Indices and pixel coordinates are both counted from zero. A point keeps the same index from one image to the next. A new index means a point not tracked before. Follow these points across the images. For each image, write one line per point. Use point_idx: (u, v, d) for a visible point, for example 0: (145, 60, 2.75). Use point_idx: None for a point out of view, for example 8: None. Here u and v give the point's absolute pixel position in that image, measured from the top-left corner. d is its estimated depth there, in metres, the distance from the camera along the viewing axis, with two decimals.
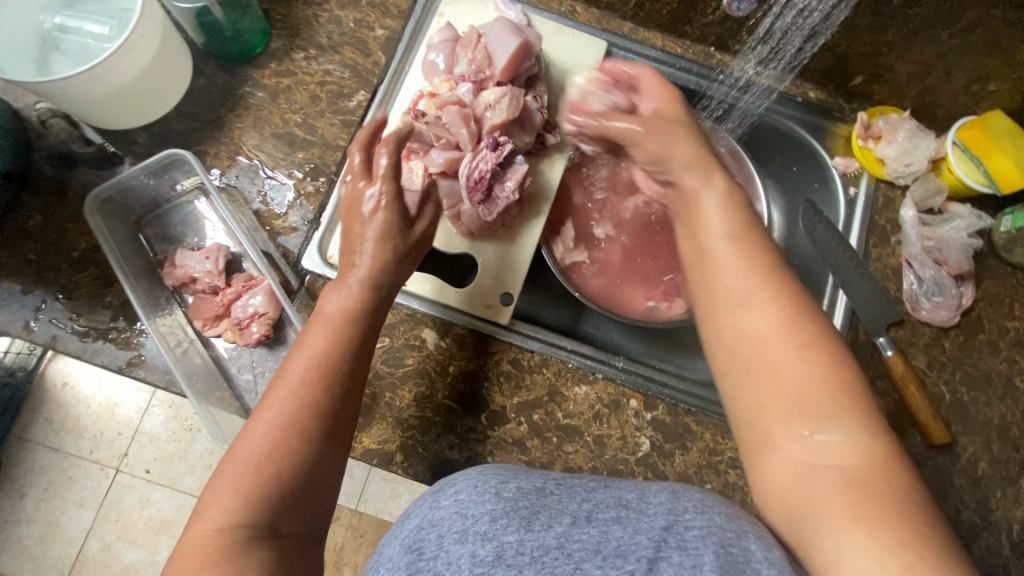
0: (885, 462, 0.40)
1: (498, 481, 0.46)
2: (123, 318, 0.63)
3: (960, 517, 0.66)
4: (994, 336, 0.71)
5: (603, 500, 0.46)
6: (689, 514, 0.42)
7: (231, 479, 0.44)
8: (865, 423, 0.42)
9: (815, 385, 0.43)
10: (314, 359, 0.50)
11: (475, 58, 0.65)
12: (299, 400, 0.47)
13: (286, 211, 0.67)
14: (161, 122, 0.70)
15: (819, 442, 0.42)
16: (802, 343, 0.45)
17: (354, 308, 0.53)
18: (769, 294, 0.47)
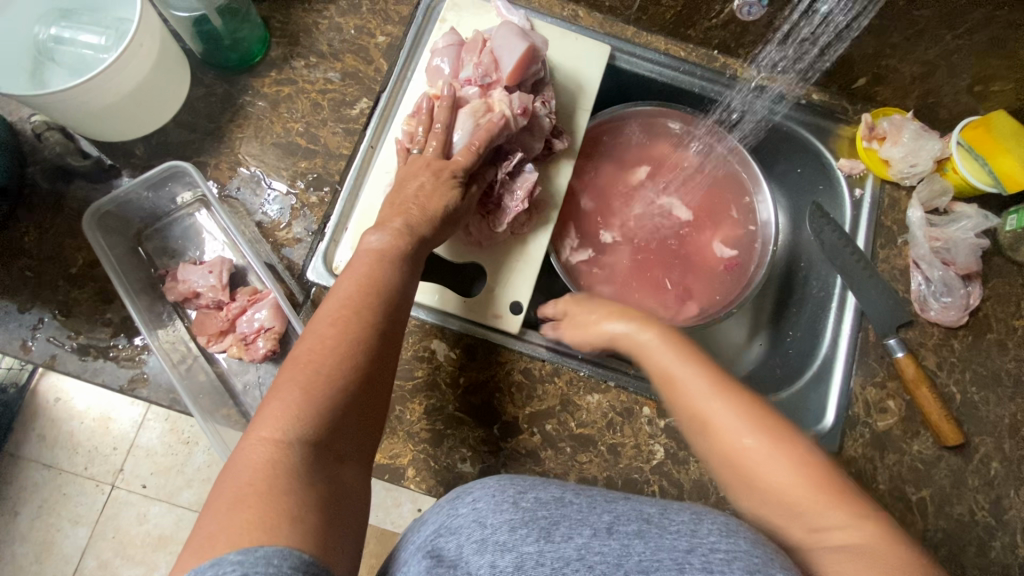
0: (891, 541, 0.43)
1: (516, 491, 0.45)
2: (124, 335, 0.62)
3: (974, 517, 0.66)
4: (1002, 335, 0.72)
5: (624, 512, 0.45)
6: (712, 536, 0.41)
7: (297, 391, 0.42)
8: (853, 508, 0.45)
9: (794, 488, 0.46)
10: (366, 283, 0.49)
11: (481, 63, 0.64)
12: (359, 319, 0.47)
13: (289, 222, 0.66)
14: (158, 133, 0.68)
15: (827, 535, 0.44)
16: (768, 449, 0.48)
17: (401, 248, 0.53)
18: (727, 411, 0.51)
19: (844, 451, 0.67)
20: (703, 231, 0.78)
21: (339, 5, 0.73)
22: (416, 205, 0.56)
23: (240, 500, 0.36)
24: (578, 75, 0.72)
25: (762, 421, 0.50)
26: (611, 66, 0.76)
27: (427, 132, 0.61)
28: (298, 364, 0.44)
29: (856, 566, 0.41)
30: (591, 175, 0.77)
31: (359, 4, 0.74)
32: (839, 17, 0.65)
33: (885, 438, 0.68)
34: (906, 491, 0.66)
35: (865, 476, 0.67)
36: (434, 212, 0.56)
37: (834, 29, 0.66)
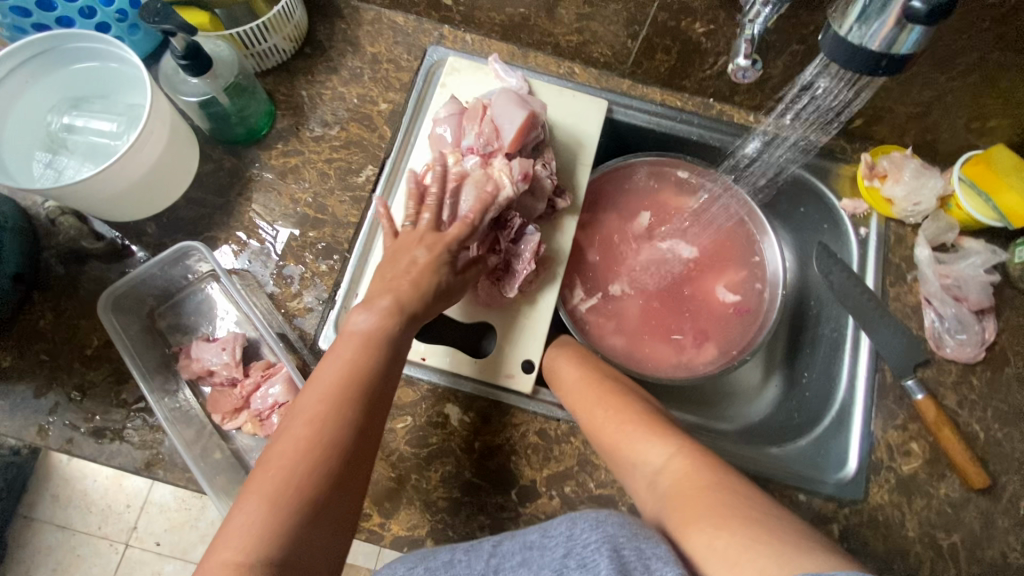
0: (704, 465, 0.47)
1: (405, 567, 0.48)
2: (139, 415, 0.62)
3: (1009, 561, 0.65)
4: (1021, 369, 0.71)
5: (509, 549, 0.47)
6: (586, 533, 0.43)
7: (259, 511, 0.41)
8: (675, 444, 0.50)
9: (629, 438, 0.53)
10: (345, 377, 0.48)
11: (482, 131, 0.65)
12: (333, 421, 0.46)
13: (300, 292, 0.67)
14: (169, 211, 0.69)
15: (657, 472, 0.49)
16: (612, 413, 0.56)
17: (388, 330, 0.52)
18: (579, 391, 0.60)
19: (870, 498, 0.66)
20: (711, 276, 0.78)
21: (341, 74, 0.75)
22: (409, 280, 0.55)
23: None
24: (578, 132, 0.74)
25: (605, 394, 0.58)
26: (609, 119, 0.77)
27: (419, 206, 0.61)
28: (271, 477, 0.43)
29: (672, 498, 0.45)
30: (597, 225, 0.78)
31: (361, 73, 0.76)
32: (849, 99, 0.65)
33: (911, 482, 0.67)
34: (936, 537, 0.65)
35: (893, 523, 0.65)
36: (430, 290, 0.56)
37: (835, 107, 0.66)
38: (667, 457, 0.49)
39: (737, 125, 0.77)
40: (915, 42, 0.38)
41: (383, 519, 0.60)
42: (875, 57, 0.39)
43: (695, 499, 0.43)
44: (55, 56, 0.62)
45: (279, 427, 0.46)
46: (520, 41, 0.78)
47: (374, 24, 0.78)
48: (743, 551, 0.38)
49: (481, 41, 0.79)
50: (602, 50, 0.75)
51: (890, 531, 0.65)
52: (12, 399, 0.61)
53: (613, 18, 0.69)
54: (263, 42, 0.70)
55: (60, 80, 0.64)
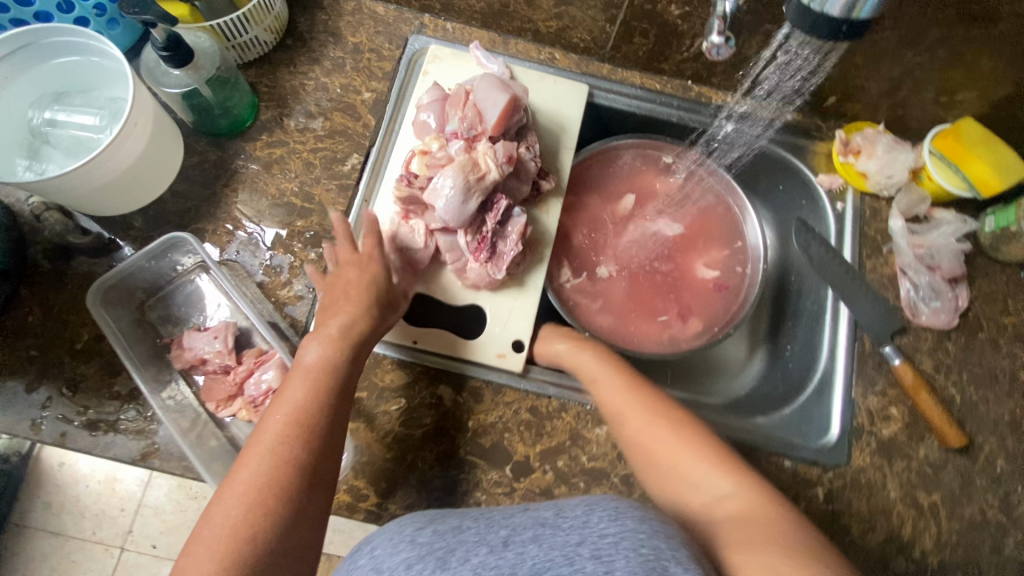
0: (768, 499, 0.49)
1: (414, 530, 0.51)
2: (133, 406, 0.62)
3: (985, 516, 0.67)
4: (993, 333, 0.74)
5: (521, 523, 0.50)
6: (603, 523, 0.46)
7: (206, 547, 0.44)
8: (736, 476, 0.52)
9: (691, 465, 0.55)
10: (293, 415, 0.51)
11: (465, 116, 0.66)
12: (279, 459, 0.48)
13: (290, 281, 0.67)
14: (155, 204, 0.70)
15: (716, 499, 0.51)
16: (668, 434, 0.57)
17: (336, 360, 0.55)
18: (630, 407, 0.61)
19: (853, 462, 0.68)
20: (694, 254, 0.80)
21: (324, 65, 0.76)
22: (350, 298, 0.59)
23: None
24: (560, 116, 0.75)
25: (658, 416, 0.59)
26: (591, 103, 0.79)
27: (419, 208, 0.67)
28: (218, 516, 0.46)
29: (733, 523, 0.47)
30: (582, 208, 0.79)
31: (344, 63, 0.76)
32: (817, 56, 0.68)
33: (891, 445, 0.69)
34: (917, 496, 0.67)
35: (876, 485, 0.67)
36: (374, 296, 0.60)
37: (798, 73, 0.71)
38: (730, 488, 0.51)
39: (715, 106, 0.79)
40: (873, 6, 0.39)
41: (381, 499, 0.61)
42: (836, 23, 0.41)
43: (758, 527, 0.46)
44: (32, 52, 0.61)
45: (233, 468, 0.49)
46: (500, 29, 0.79)
47: (355, 15, 0.78)
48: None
49: (462, 29, 0.80)
50: (581, 35, 0.76)
51: (872, 493, 0.67)
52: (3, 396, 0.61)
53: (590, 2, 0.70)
54: (245, 34, 0.71)
55: (39, 75, 0.63)
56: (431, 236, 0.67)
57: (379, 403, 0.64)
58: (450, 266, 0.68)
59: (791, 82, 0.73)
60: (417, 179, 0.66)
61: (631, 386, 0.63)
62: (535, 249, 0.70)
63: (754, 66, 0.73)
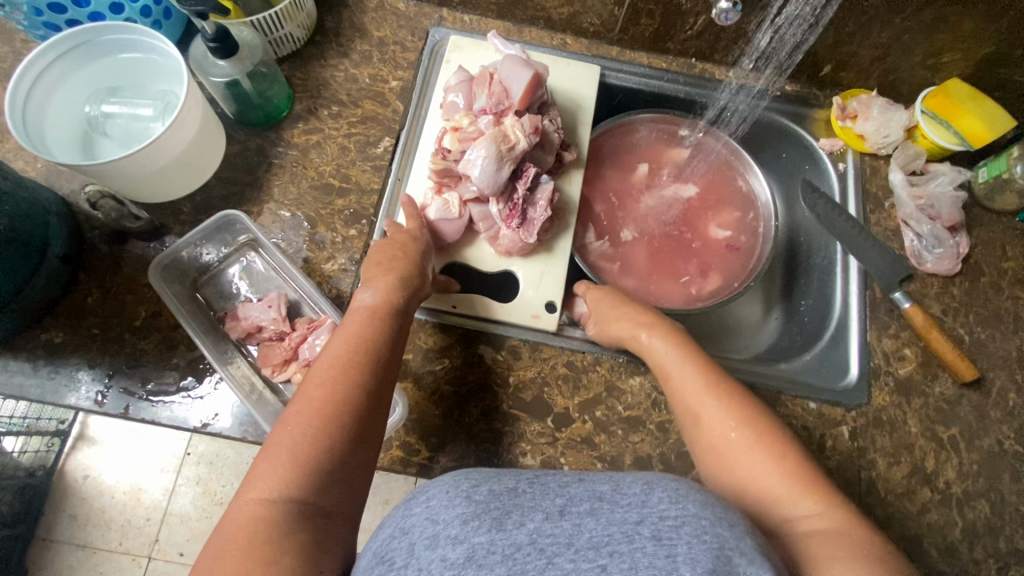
0: (859, 529, 0.49)
1: (469, 485, 0.45)
2: (192, 376, 0.65)
3: (1002, 446, 0.71)
4: (994, 277, 0.78)
5: (576, 494, 0.45)
6: (663, 504, 0.41)
7: (283, 453, 0.48)
8: (824, 497, 0.52)
9: (775, 480, 0.53)
10: (355, 344, 0.56)
11: (492, 93, 0.71)
12: (349, 380, 0.53)
13: (333, 255, 0.71)
14: (202, 191, 0.74)
15: (803, 516, 0.51)
16: (751, 442, 0.56)
17: (392, 303, 0.60)
18: (715, 410, 0.58)
19: (873, 401, 0.72)
20: (708, 219, 0.85)
21: (352, 58, 0.81)
22: (403, 253, 0.64)
23: (228, 554, 0.42)
24: (576, 95, 0.80)
25: (747, 423, 0.57)
26: (603, 83, 0.84)
27: (452, 180, 0.72)
28: (293, 428, 0.49)
29: (824, 543, 0.48)
30: (600, 181, 0.84)
31: (371, 56, 0.82)
32: (804, 22, 0.74)
33: (908, 384, 0.73)
34: (936, 430, 0.71)
35: (896, 421, 0.71)
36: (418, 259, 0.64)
37: (789, 41, 0.78)
38: (818, 506, 0.51)
39: (718, 80, 0.84)
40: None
41: (432, 453, 0.64)
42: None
43: (854, 555, 0.46)
44: (89, 49, 0.66)
45: (298, 390, 0.53)
46: (514, 18, 0.85)
47: (378, 11, 0.84)
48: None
49: (478, 20, 0.85)
50: (591, 19, 0.82)
51: (894, 429, 0.71)
52: (67, 372, 0.65)
53: None
54: (280, 30, 0.76)
55: (95, 72, 0.68)
56: (465, 206, 0.71)
57: (424, 363, 0.68)
58: (483, 234, 0.72)
59: (782, 49, 0.79)
60: (451, 153, 0.71)
61: (719, 392, 0.59)
62: (562, 216, 0.75)
63: (750, 37, 0.78)
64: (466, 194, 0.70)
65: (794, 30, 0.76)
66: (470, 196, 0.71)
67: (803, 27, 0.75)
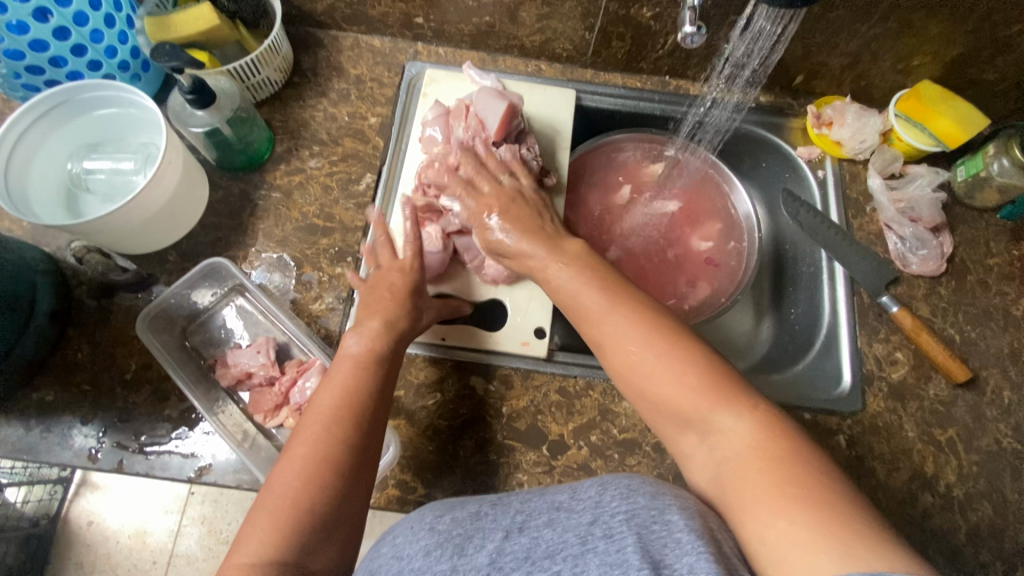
0: (766, 427, 0.49)
1: (433, 517, 0.51)
2: (184, 426, 0.65)
3: (1001, 445, 0.71)
4: (981, 274, 0.79)
5: (537, 507, 0.51)
6: (615, 502, 0.47)
7: (268, 516, 0.49)
8: (734, 402, 0.51)
9: (682, 398, 0.52)
10: (341, 396, 0.55)
11: (469, 125, 0.72)
12: (334, 437, 0.53)
13: (320, 294, 0.71)
14: (188, 239, 0.74)
15: (713, 441, 0.50)
16: (655, 361, 0.54)
17: (378, 353, 0.59)
18: (618, 332, 0.56)
19: (868, 408, 0.72)
20: (692, 235, 0.85)
21: (331, 97, 0.82)
22: (389, 296, 0.63)
23: None
24: (553, 120, 0.81)
25: (651, 343, 0.55)
26: (579, 106, 0.85)
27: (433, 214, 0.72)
28: (280, 488, 0.50)
29: (739, 472, 0.47)
30: (583, 203, 0.86)
31: (349, 94, 0.83)
32: (770, 46, 0.75)
33: (901, 388, 0.73)
34: (934, 434, 0.71)
35: (892, 427, 0.71)
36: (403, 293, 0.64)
37: (757, 61, 0.77)
38: (734, 421, 0.50)
39: (692, 95, 0.86)
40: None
41: (428, 489, 0.64)
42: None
43: (764, 481, 0.45)
44: (68, 108, 0.67)
45: (287, 447, 0.53)
46: (488, 48, 0.86)
47: (354, 50, 0.85)
48: (780, 497, 0.44)
49: (453, 52, 0.86)
50: (564, 45, 0.83)
51: (891, 435, 0.70)
52: (60, 430, 0.65)
53: (569, 14, 0.77)
54: (257, 75, 0.77)
55: (75, 129, 0.69)
56: (447, 239, 0.71)
57: (417, 399, 0.68)
58: (469, 264, 0.73)
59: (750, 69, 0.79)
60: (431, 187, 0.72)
61: (623, 304, 0.58)
62: None
63: (721, 54, 0.79)
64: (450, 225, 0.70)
65: (761, 52, 0.76)
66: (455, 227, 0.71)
67: (770, 48, 0.75)
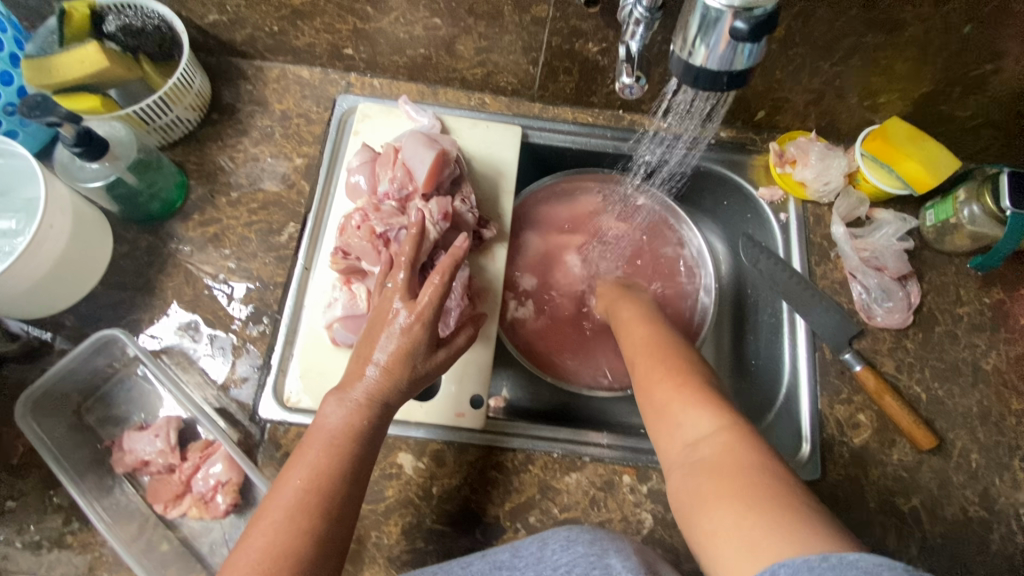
0: (746, 439, 0.46)
1: None
2: (77, 518, 0.59)
3: (968, 514, 0.67)
4: (950, 325, 0.74)
5: (479, 568, 0.52)
6: (557, 552, 0.50)
7: None
8: (722, 413, 0.49)
9: (678, 406, 0.52)
10: (312, 480, 0.48)
11: (395, 176, 0.65)
12: (298, 527, 0.45)
13: (232, 363, 0.65)
14: (87, 299, 0.67)
15: (693, 448, 0.48)
16: (661, 369, 0.56)
17: (355, 429, 0.51)
18: (644, 348, 0.61)
19: (828, 475, 0.67)
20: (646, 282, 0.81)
21: (252, 136, 0.75)
22: (395, 363, 0.53)
23: None
24: (496, 161, 0.75)
25: (662, 365, 0.57)
26: (526, 143, 0.79)
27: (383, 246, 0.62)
28: (241, 573, 0.43)
29: (713, 479, 0.45)
30: (527, 251, 0.81)
31: (272, 132, 0.76)
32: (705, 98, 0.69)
33: (864, 453, 0.68)
34: (896, 503, 0.66)
35: (854, 496, 0.66)
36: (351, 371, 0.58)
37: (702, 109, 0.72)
38: (711, 429, 0.48)
39: (645, 131, 0.80)
40: (753, 52, 0.37)
41: None
42: (714, 73, 0.38)
43: (735, 487, 0.43)
44: None
45: (244, 535, 0.46)
46: (427, 80, 0.79)
47: (280, 82, 0.78)
48: (743, 503, 0.41)
49: (389, 83, 0.79)
50: (507, 79, 0.77)
51: (852, 506, 0.66)
52: None
53: (510, 47, 0.71)
54: (165, 115, 0.69)
55: None
56: None
57: None
58: None
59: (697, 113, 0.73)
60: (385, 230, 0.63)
61: (654, 334, 0.62)
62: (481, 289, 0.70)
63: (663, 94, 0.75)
64: (394, 237, 0.62)
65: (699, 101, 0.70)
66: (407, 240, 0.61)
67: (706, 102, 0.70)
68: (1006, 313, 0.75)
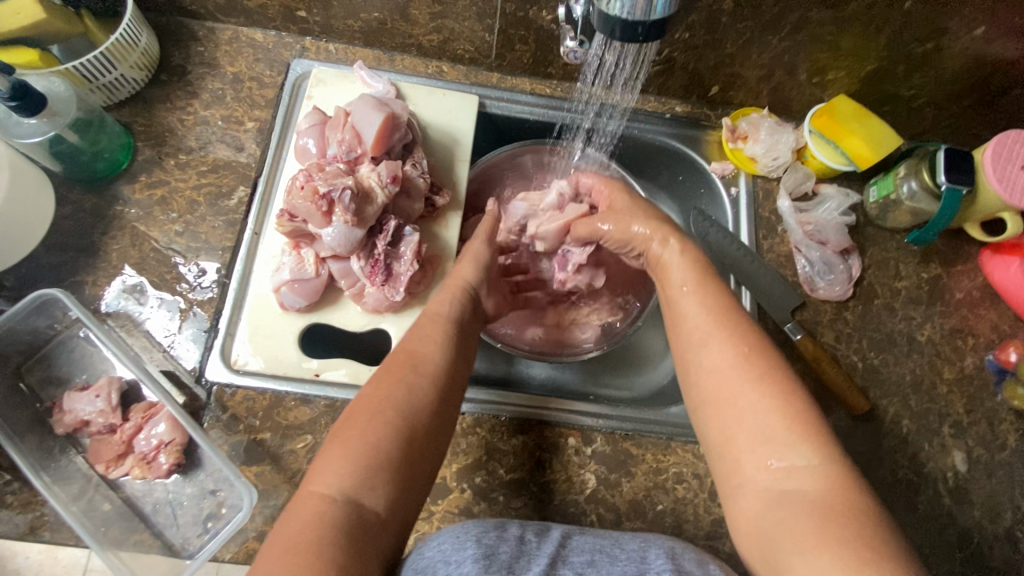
0: (849, 486, 0.44)
1: (478, 531, 0.49)
2: (16, 479, 0.58)
3: (898, 476, 0.70)
4: (888, 298, 0.77)
5: (579, 545, 0.49)
6: (659, 560, 0.46)
7: None
8: (824, 447, 0.46)
9: (768, 422, 0.48)
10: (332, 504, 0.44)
11: (344, 139, 0.65)
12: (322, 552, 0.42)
13: (179, 326, 0.64)
14: (28, 259, 0.66)
15: (781, 472, 0.46)
16: (732, 368, 0.52)
17: (381, 446, 0.48)
18: (716, 335, 0.54)
19: None
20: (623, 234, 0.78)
21: (202, 98, 0.74)
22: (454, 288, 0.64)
23: None
24: (450, 128, 0.75)
25: (747, 365, 0.51)
26: (483, 113, 0.79)
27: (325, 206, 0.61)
28: None
29: (804, 512, 0.43)
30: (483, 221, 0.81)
31: (223, 95, 0.74)
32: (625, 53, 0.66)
33: None
34: None
35: None
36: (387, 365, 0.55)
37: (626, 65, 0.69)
38: (806, 462, 0.46)
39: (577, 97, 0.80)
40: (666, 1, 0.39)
41: None
42: (634, 23, 0.40)
43: (834, 527, 0.41)
44: None
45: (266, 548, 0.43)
46: (384, 46, 0.78)
47: (232, 44, 0.76)
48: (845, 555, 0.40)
49: (345, 49, 0.78)
50: (465, 46, 0.76)
51: None
52: None
53: (465, 13, 0.70)
54: (110, 73, 0.68)
55: None
56: (323, 264, 0.65)
57: (284, 442, 0.61)
58: (347, 292, 0.66)
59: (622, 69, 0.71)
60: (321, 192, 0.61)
61: (728, 321, 0.55)
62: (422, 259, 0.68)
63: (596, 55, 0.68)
64: (337, 198, 0.60)
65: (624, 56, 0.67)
66: (350, 199, 0.60)
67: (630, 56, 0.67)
68: (942, 288, 0.78)
